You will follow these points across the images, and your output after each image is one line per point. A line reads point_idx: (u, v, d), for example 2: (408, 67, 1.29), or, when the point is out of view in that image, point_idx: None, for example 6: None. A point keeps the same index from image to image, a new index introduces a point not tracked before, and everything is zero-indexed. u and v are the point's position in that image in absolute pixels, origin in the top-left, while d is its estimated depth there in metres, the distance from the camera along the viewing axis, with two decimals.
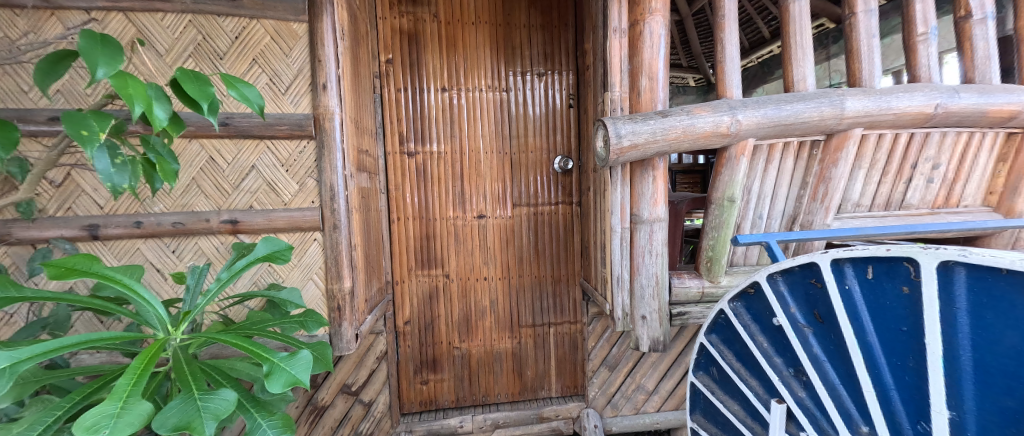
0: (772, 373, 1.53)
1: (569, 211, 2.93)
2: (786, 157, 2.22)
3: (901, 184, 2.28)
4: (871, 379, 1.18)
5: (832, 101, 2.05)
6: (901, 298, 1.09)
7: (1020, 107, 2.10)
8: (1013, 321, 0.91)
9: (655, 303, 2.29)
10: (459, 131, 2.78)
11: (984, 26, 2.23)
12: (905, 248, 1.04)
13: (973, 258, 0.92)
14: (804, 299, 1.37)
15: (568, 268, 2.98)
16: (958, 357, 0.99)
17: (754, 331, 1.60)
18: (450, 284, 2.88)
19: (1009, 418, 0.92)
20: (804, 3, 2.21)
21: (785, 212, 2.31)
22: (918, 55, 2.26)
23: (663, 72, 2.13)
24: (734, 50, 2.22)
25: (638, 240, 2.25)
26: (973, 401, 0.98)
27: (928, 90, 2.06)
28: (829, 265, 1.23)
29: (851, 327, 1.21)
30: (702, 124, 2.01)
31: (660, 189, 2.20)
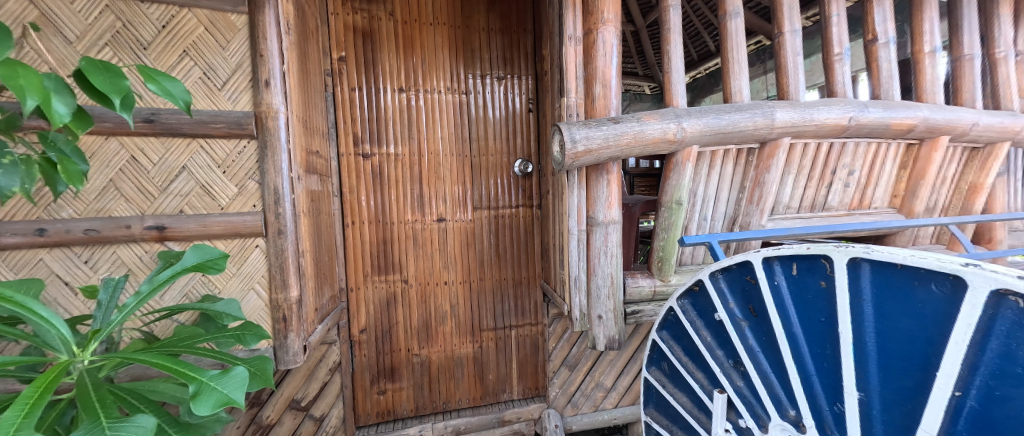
0: (715, 365, 1.64)
1: (529, 214, 2.96)
2: (726, 163, 2.40)
3: (823, 188, 2.54)
4: (797, 366, 1.29)
5: (764, 112, 2.23)
6: (820, 292, 1.20)
7: (917, 121, 2.38)
8: (908, 310, 1.02)
9: (610, 303, 2.36)
10: (417, 132, 2.72)
11: (886, 49, 2.54)
12: (822, 247, 1.15)
13: (874, 254, 1.04)
14: (741, 295, 1.48)
15: (528, 270, 3.01)
16: (865, 342, 1.11)
17: (699, 326, 1.71)
18: (409, 290, 2.80)
19: (906, 396, 1.04)
20: (739, 21, 2.40)
21: (726, 214, 2.50)
22: (835, 72, 2.53)
23: (616, 80, 2.21)
24: (679, 62, 2.36)
25: (594, 242, 2.32)
26: (877, 382, 1.09)
27: (843, 104, 2.30)
28: (760, 263, 1.35)
29: (779, 319, 1.33)
30: (651, 130, 2.11)
31: (614, 192, 2.29)
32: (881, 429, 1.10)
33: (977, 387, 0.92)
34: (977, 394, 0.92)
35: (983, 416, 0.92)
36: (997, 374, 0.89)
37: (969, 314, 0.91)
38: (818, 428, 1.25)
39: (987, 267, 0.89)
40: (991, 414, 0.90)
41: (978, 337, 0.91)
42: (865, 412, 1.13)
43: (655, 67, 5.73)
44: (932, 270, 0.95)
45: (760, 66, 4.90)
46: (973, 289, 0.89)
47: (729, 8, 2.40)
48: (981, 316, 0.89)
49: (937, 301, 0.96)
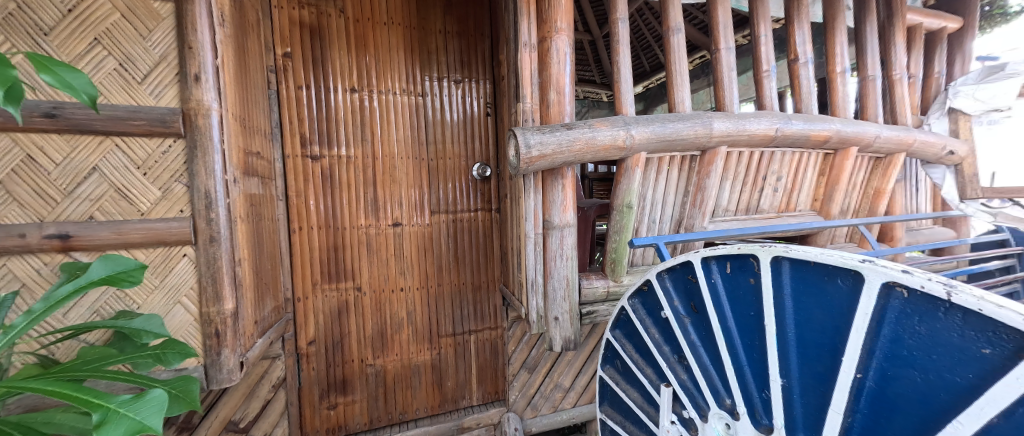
0: (662, 360, 1.73)
1: (488, 218, 2.95)
2: (672, 169, 2.55)
3: (756, 192, 2.78)
4: (731, 358, 1.39)
5: (704, 122, 2.39)
6: (750, 288, 1.31)
7: (831, 133, 2.67)
8: (820, 303, 1.13)
9: (566, 304, 2.41)
10: (370, 134, 2.63)
11: (806, 69, 2.83)
12: (749, 247, 1.26)
13: (792, 253, 1.15)
14: (685, 293, 1.59)
15: (488, 274, 3.00)
16: (786, 333, 1.22)
17: (648, 324, 1.80)
18: (362, 298, 2.69)
19: (820, 380, 1.15)
20: (681, 36, 2.57)
21: (672, 217, 2.65)
22: (764, 88, 2.78)
23: (570, 87, 2.28)
24: (628, 72, 2.47)
25: (550, 245, 2.37)
26: (797, 369, 1.21)
27: (771, 117, 2.53)
28: (700, 262, 1.45)
29: (716, 315, 1.43)
30: (602, 137, 2.19)
31: (569, 196, 2.34)
32: (800, 411, 1.21)
33: (874, 369, 1.03)
34: (874, 375, 1.03)
35: (880, 394, 1.03)
36: (889, 357, 1.01)
37: (866, 305, 1.02)
38: (749, 413, 1.36)
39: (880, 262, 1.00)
40: (885, 392, 1.02)
41: (874, 325, 1.02)
42: (787, 396, 1.24)
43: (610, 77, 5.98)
44: (838, 266, 1.06)
45: (704, 79, 5.27)
46: (868, 282, 1.00)
47: (672, 24, 2.56)
48: (876, 306, 1.00)
49: (843, 294, 1.08)
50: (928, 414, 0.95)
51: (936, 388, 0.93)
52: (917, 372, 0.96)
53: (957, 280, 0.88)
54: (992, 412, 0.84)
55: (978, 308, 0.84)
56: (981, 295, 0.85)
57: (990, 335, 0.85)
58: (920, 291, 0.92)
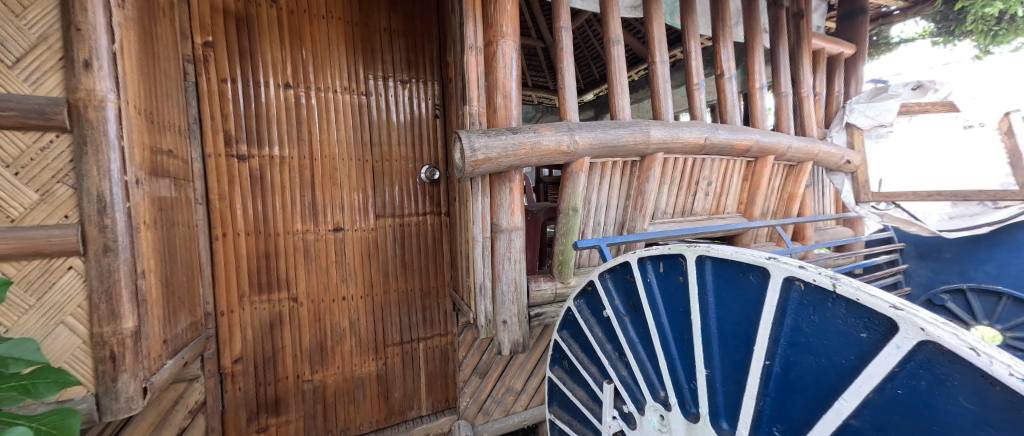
0: (605, 358, 1.81)
1: (437, 222, 2.89)
2: (615, 173, 2.67)
3: (690, 196, 3.00)
4: (665, 352, 1.49)
5: (641, 129, 2.53)
6: (679, 286, 1.41)
7: (751, 142, 2.95)
8: (736, 297, 1.24)
9: (515, 307, 2.42)
10: (307, 133, 2.46)
11: (730, 83, 3.11)
12: (678, 247, 1.36)
13: (713, 253, 1.26)
14: (625, 292, 1.68)
15: (437, 279, 2.93)
16: (709, 326, 1.32)
17: (592, 323, 1.89)
18: (298, 309, 2.50)
19: (738, 369, 1.26)
20: (621, 48, 2.71)
21: (615, 219, 2.78)
22: (695, 99, 3.01)
23: (516, 92, 2.30)
24: (572, 79, 2.56)
25: (498, 248, 2.37)
26: (718, 359, 1.31)
27: (701, 126, 2.74)
28: (636, 262, 1.54)
29: (651, 312, 1.52)
30: (547, 141, 2.24)
31: (517, 200, 2.35)
32: (722, 398, 1.31)
33: (779, 355, 1.15)
34: (780, 361, 1.15)
35: (784, 378, 1.15)
36: (791, 344, 1.12)
37: (772, 297, 1.13)
38: (680, 403, 1.45)
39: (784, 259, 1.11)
40: (788, 376, 1.13)
41: (778, 316, 1.13)
42: (711, 385, 1.34)
43: None
44: (749, 263, 1.17)
45: (646, 89, 5.60)
46: (773, 277, 1.11)
47: (612, 36, 2.69)
48: (779, 298, 1.12)
49: (754, 288, 1.19)
50: (822, 394, 1.06)
51: (827, 370, 1.05)
52: (813, 356, 1.07)
53: (841, 273, 0.99)
54: (870, 388, 0.96)
55: (856, 297, 0.95)
56: (858, 285, 0.96)
57: (867, 321, 0.96)
58: (813, 284, 1.03)
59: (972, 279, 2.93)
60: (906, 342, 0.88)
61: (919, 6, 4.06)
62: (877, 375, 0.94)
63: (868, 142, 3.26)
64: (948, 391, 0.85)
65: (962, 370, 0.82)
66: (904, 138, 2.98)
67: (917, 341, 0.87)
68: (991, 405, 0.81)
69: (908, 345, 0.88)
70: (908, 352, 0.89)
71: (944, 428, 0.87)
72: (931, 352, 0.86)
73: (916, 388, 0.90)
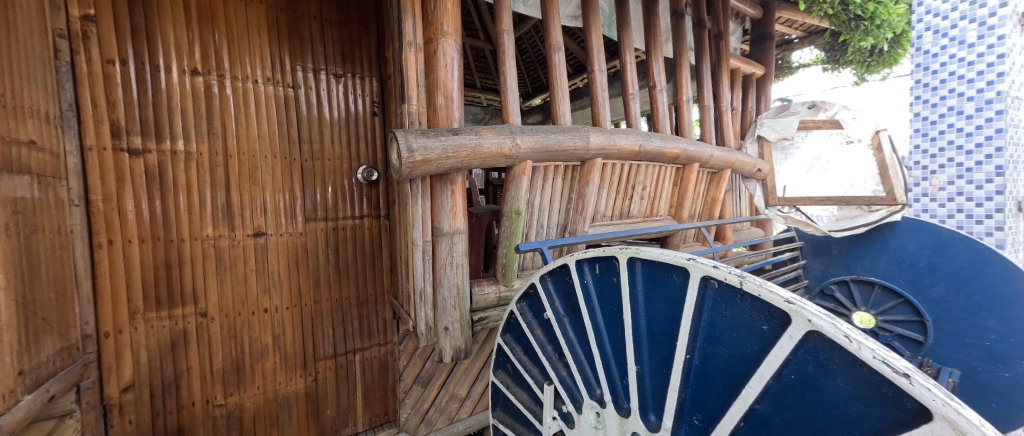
0: (546, 359, 1.88)
1: (375, 225, 2.74)
2: (557, 177, 2.74)
3: (627, 200, 3.16)
4: (600, 351, 1.56)
5: (581, 134, 2.60)
6: (613, 286, 1.48)
7: (680, 151, 3.17)
8: (662, 296, 1.32)
9: (457, 313, 2.36)
10: (220, 127, 2.20)
11: (661, 95, 3.34)
12: (611, 249, 1.43)
13: (641, 255, 1.32)
14: (564, 295, 1.76)
15: (375, 287, 2.77)
16: (639, 324, 1.39)
17: (533, 325, 1.96)
18: (209, 325, 2.22)
19: (663, 363, 1.34)
20: (562, 54, 2.78)
21: (558, 222, 2.86)
22: (632, 108, 3.18)
23: (457, 92, 2.26)
24: (515, 83, 2.58)
25: (439, 253, 2.30)
26: (647, 356, 1.38)
27: (635, 134, 2.90)
28: (574, 264, 1.61)
29: (588, 313, 1.60)
30: (488, 144, 2.22)
31: (459, 202, 2.31)
32: (651, 393, 1.39)
33: (698, 349, 1.23)
34: (699, 354, 1.23)
35: (703, 370, 1.22)
36: (708, 338, 1.21)
37: (691, 295, 1.21)
38: (614, 399, 1.53)
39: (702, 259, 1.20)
40: (706, 368, 1.22)
41: (697, 312, 1.21)
42: (641, 380, 1.41)
43: None
44: (672, 264, 1.24)
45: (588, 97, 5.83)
46: (691, 277, 1.19)
47: (553, 43, 2.76)
48: (697, 296, 1.20)
49: (677, 287, 1.27)
50: (733, 382, 1.15)
51: (738, 360, 1.13)
52: (725, 348, 1.16)
53: (747, 272, 1.08)
54: (769, 375, 1.06)
55: (759, 293, 1.04)
56: (760, 282, 1.05)
57: (767, 314, 1.05)
58: (724, 282, 1.12)
59: (854, 272, 3.39)
60: (797, 332, 0.98)
61: (814, 36, 4.72)
62: (775, 362, 1.03)
63: (777, 154, 3.70)
64: (830, 374, 0.96)
65: (839, 355, 0.92)
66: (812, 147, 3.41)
67: (806, 331, 0.97)
68: (861, 384, 0.92)
69: (799, 335, 0.98)
70: (799, 341, 0.99)
71: (826, 407, 0.98)
72: (816, 340, 0.96)
73: (805, 372, 1.00)
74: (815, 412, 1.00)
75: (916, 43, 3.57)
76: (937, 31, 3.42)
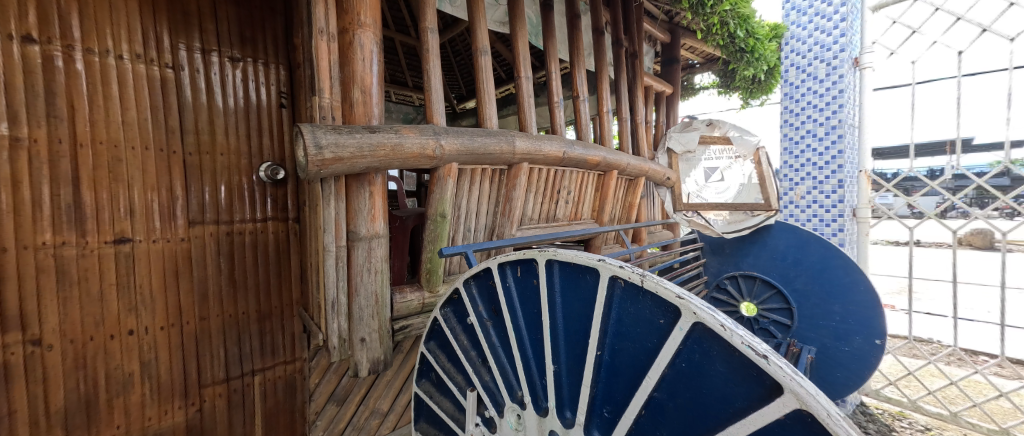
0: (469, 365, 1.90)
1: (280, 229, 2.46)
2: (484, 181, 2.73)
3: (553, 204, 3.28)
4: (521, 353, 1.62)
5: (507, 139, 2.62)
6: (533, 287, 1.56)
7: (600, 158, 3.36)
8: (576, 295, 1.41)
9: (375, 323, 2.20)
10: (67, 109, 1.76)
11: (584, 105, 3.52)
12: (530, 252, 1.50)
13: (558, 257, 1.39)
14: (487, 299, 1.81)
15: (281, 298, 2.49)
16: (556, 324, 1.47)
17: (458, 331, 1.98)
18: (45, 356, 1.76)
19: (577, 361, 1.42)
20: (488, 59, 2.79)
21: (486, 226, 2.86)
22: (557, 116, 3.30)
23: (377, 88, 2.14)
24: (440, 83, 2.51)
25: (355, 259, 2.13)
26: (564, 354, 1.45)
27: (560, 141, 3.00)
28: (497, 268, 1.66)
29: (509, 315, 1.66)
30: (409, 144, 2.12)
31: (378, 205, 2.17)
32: (566, 391, 1.45)
33: (608, 344, 1.31)
34: (608, 349, 1.31)
35: (612, 364, 1.31)
36: (616, 334, 1.29)
37: (601, 293, 1.30)
38: (533, 400, 1.57)
39: (611, 260, 1.28)
40: (615, 362, 1.30)
41: (606, 309, 1.30)
42: (558, 379, 1.47)
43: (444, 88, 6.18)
44: (585, 265, 1.32)
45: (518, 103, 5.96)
46: (601, 276, 1.27)
47: (479, 46, 2.75)
48: (607, 294, 1.29)
49: (591, 287, 1.35)
50: (636, 374, 1.24)
51: (640, 353, 1.23)
52: (630, 343, 1.26)
53: (647, 270, 1.17)
54: (664, 364, 1.15)
55: (656, 290, 1.13)
56: (657, 279, 1.14)
57: (663, 309, 1.15)
58: (627, 280, 1.21)
59: (741, 267, 3.84)
60: (685, 323, 1.07)
61: (711, 62, 5.38)
62: (669, 353, 1.13)
63: (682, 163, 4.10)
64: (711, 360, 1.06)
65: (720, 344, 1.02)
66: (712, 159, 3.82)
67: (692, 323, 1.06)
68: (734, 367, 1.02)
69: (687, 326, 1.08)
70: (687, 332, 1.08)
71: (708, 390, 1.09)
72: (702, 331, 1.06)
73: (693, 360, 1.10)
74: (700, 395, 1.10)
75: (784, 76, 4.29)
76: (799, 67, 4.14)
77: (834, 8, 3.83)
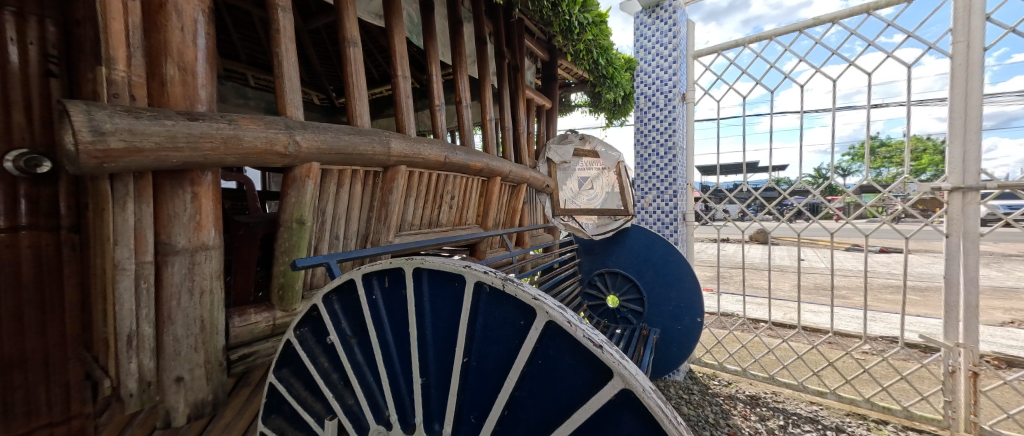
0: (329, 390, 1.69)
1: (43, 240, 1.72)
2: (355, 183, 2.49)
3: (435, 209, 3.20)
4: (387, 369, 1.51)
5: (380, 139, 2.44)
6: (402, 298, 1.47)
7: (483, 164, 3.42)
8: (445, 303, 1.38)
9: (200, 356, 1.78)
10: None
11: (467, 111, 3.54)
12: (398, 260, 1.42)
13: (426, 265, 1.34)
14: (351, 314, 1.66)
15: (46, 339, 1.72)
16: (424, 335, 1.41)
17: (316, 353, 1.76)
18: None
19: (443, 371, 1.38)
20: (358, 51, 2.57)
21: (359, 232, 2.60)
22: (438, 120, 3.23)
23: (204, 67, 1.75)
24: (295, 70, 2.20)
25: (168, 278, 1.69)
26: (432, 366, 1.40)
27: (441, 145, 2.94)
28: (362, 279, 1.53)
29: (376, 330, 1.54)
30: (250, 137, 1.77)
31: (208, 211, 1.78)
32: (435, 403, 1.39)
33: (474, 350, 1.30)
34: (474, 356, 1.30)
35: (478, 369, 1.30)
36: (482, 338, 1.29)
37: (467, 300, 1.29)
38: (401, 418, 1.47)
39: (477, 266, 1.29)
40: (481, 366, 1.30)
41: (472, 315, 1.29)
42: (426, 391, 1.40)
43: (322, 79, 5.56)
44: (452, 271, 1.30)
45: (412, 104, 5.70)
46: (467, 283, 1.27)
47: (347, 37, 2.52)
48: (472, 300, 1.29)
49: (459, 293, 1.33)
50: (498, 377, 1.27)
51: (503, 355, 1.26)
52: (493, 345, 1.28)
53: (509, 275, 1.22)
54: (523, 364, 1.20)
55: (516, 293, 1.18)
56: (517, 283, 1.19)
57: (522, 311, 1.20)
58: (491, 286, 1.24)
59: (607, 265, 4.38)
60: (540, 323, 1.14)
61: (582, 84, 6.02)
62: (528, 352, 1.18)
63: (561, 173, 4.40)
64: (563, 353, 1.15)
65: (567, 339, 1.12)
66: (584, 170, 4.18)
67: (546, 322, 1.13)
68: (581, 359, 1.12)
69: (541, 325, 1.14)
70: (542, 331, 1.15)
71: (560, 382, 1.17)
72: (554, 328, 1.14)
73: (548, 356, 1.18)
74: (556, 387, 1.18)
75: (637, 103, 5.06)
76: (645, 96, 4.94)
77: (669, 51, 4.70)
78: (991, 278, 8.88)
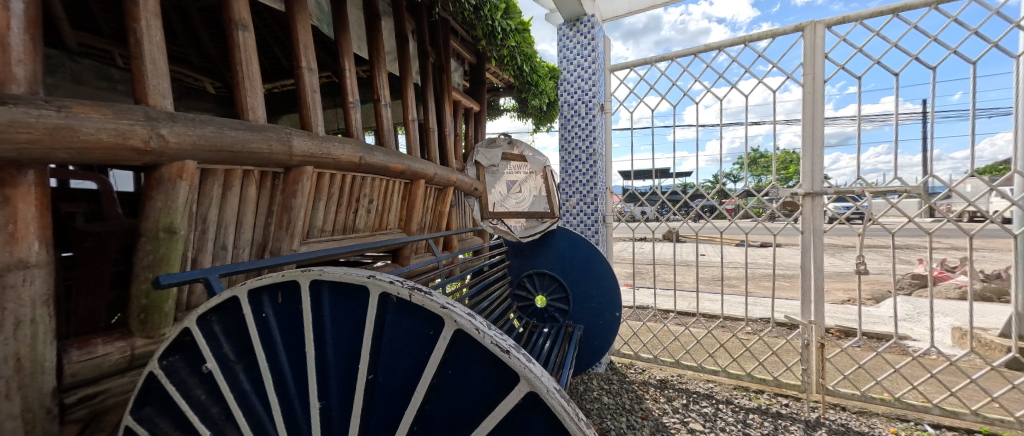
0: (206, 427, 1.45)
1: None
2: (248, 185, 2.19)
3: (350, 213, 2.96)
4: (281, 395, 1.33)
5: (279, 136, 2.17)
6: (297, 315, 1.31)
7: (405, 166, 3.26)
8: (348, 317, 1.26)
9: (14, 405, 1.41)
10: None
11: (386, 110, 3.35)
12: (292, 273, 1.26)
13: (325, 276, 1.21)
14: (235, 336, 1.43)
15: None
16: (324, 354, 1.27)
17: (191, 385, 1.49)
18: None
19: (346, 392, 1.25)
20: (249, 37, 2.27)
21: (254, 240, 2.30)
22: (352, 118, 3.00)
23: (19, 38, 1.39)
24: (161, 52, 1.86)
25: None
26: (334, 388, 1.26)
27: (355, 145, 2.73)
28: (248, 296, 1.34)
29: (267, 353, 1.36)
30: (92, 130, 1.44)
31: (29, 218, 1.42)
32: (337, 429, 1.25)
33: (381, 366, 1.21)
34: (381, 372, 1.21)
35: (386, 386, 1.21)
36: (390, 352, 1.20)
37: (371, 313, 1.19)
38: None
39: (382, 276, 1.20)
40: (389, 383, 1.21)
41: (378, 328, 1.20)
42: (326, 418, 1.26)
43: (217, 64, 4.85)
44: (355, 283, 1.19)
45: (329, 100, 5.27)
46: (372, 294, 1.17)
47: (235, 18, 2.21)
48: (378, 313, 1.19)
49: (363, 306, 1.22)
50: (406, 393, 1.19)
51: (412, 369, 1.18)
52: (401, 359, 1.20)
53: (417, 284, 1.15)
54: (432, 377, 1.14)
55: (423, 303, 1.11)
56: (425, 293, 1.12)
57: (431, 321, 1.14)
58: (397, 296, 1.16)
59: (535, 266, 4.48)
60: (448, 332, 1.09)
61: (510, 89, 6.12)
62: (437, 363, 1.12)
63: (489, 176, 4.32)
64: (473, 360, 1.12)
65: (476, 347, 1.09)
66: (512, 174, 4.24)
67: (454, 331, 1.09)
68: (490, 365, 1.09)
69: (449, 335, 1.09)
70: (450, 340, 1.10)
71: (471, 390, 1.14)
72: (463, 336, 1.10)
73: (458, 365, 1.14)
74: (467, 396, 1.14)
75: (562, 110, 5.28)
76: (568, 104, 5.17)
77: (588, 63, 4.98)
78: (835, 266, 10.99)
